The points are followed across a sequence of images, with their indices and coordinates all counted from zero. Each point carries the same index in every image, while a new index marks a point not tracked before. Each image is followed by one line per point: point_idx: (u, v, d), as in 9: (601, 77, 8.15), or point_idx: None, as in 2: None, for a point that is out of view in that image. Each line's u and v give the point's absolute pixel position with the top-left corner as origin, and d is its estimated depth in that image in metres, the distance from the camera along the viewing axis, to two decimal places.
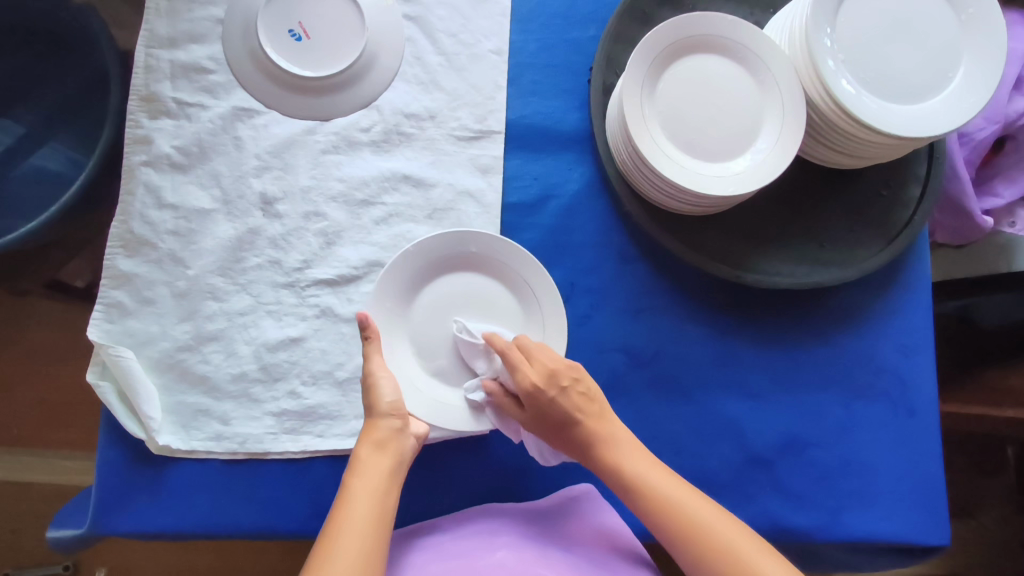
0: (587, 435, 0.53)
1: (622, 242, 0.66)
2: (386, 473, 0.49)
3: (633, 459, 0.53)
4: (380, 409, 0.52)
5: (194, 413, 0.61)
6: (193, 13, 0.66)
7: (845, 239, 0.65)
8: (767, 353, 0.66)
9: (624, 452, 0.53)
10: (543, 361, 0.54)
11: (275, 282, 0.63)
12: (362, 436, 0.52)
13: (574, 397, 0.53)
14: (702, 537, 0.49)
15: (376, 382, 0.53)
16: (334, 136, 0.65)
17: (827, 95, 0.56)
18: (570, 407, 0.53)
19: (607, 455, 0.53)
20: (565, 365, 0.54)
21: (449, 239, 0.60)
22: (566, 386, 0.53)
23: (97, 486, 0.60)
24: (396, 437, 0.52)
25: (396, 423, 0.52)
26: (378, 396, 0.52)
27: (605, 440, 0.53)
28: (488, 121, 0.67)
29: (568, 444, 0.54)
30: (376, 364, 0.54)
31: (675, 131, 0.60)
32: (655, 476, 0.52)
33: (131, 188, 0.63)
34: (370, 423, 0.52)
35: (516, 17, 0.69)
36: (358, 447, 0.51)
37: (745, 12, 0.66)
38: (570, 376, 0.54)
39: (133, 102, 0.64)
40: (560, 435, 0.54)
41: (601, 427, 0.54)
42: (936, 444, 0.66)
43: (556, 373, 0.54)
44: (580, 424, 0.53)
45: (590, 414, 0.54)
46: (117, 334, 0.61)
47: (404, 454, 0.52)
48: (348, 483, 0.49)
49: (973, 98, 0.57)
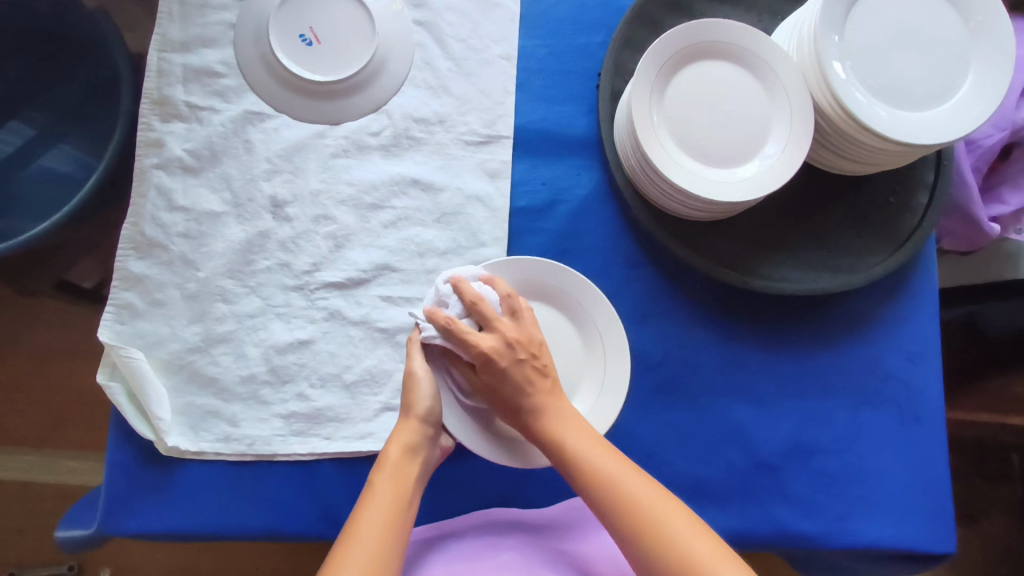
0: (532, 406, 0.51)
1: (631, 246, 0.67)
2: (412, 481, 0.50)
3: (582, 442, 0.50)
4: (418, 410, 0.52)
5: (204, 414, 0.61)
6: (206, 17, 0.66)
7: (855, 246, 0.65)
8: (773, 359, 0.66)
9: (566, 427, 0.51)
10: (502, 331, 0.51)
11: (284, 285, 0.63)
12: (391, 436, 0.52)
13: (528, 370, 0.51)
14: (634, 506, 0.47)
15: (417, 382, 0.53)
16: (344, 140, 0.66)
17: (835, 102, 0.56)
18: (520, 378, 0.51)
19: (547, 427, 0.51)
20: (527, 337, 0.52)
21: (542, 269, 0.59)
22: (521, 357, 0.51)
23: (108, 486, 0.60)
24: (426, 444, 0.53)
25: (429, 431, 0.53)
26: (419, 396, 0.52)
27: (548, 412, 0.51)
28: (497, 125, 0.67)
29: (510, 415, 0.52)
30: (417, 364, 0.53)
31: (684, 138, 0.60)
32: (587, 446, 0.50)
33: (143, 191, 0.63)
34: (404, 424, 0.52)
35: (525, 23, 0.69)
36: (390, 447, 0.51)
37: (753, 19, 0.67)
38: (528, 349, 0.51)
39: (145, 106, 0.65)
40: (505, 407, 0.52)
41: (547, 402, 0.51)
42: (941, 451, 0.66)
43: (515, 344, 0.51)
44: (525, 395, 0.51)
45: (540, 390, 0.51)
46: (128, 335, 0.61)
47: (427, 462, 0.53)
48: (375, 480, 0.50)
49: (981, 105, 0.57)
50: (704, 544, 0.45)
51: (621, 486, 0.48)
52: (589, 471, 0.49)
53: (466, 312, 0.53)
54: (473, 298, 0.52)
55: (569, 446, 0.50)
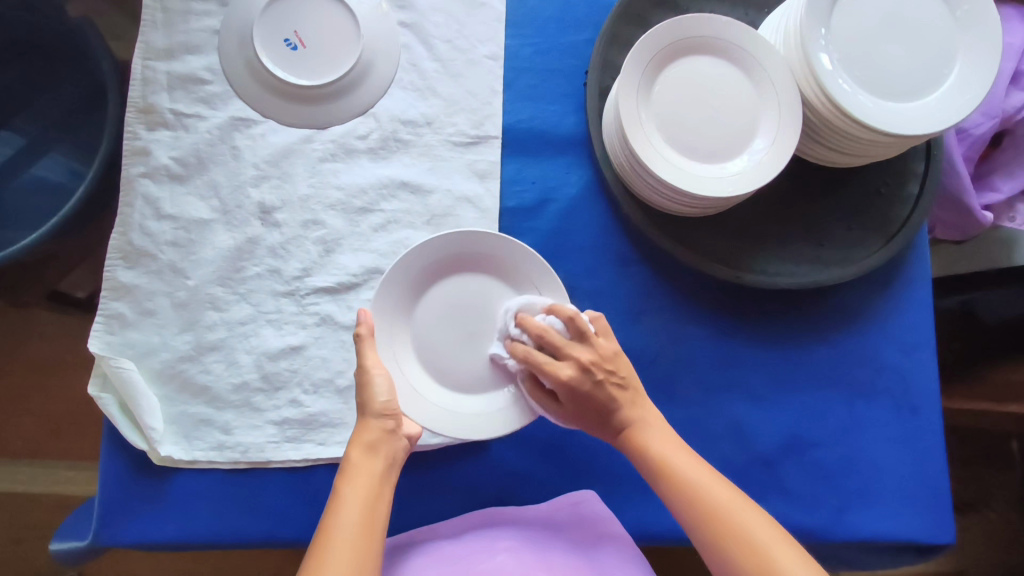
0: (621, 421, 0.53)
1: (622, 243, 0.66)
2: (376, 477, 0.49)
3: (681, 457, 0.52)
4: (373, 408, 0.52)
5: (196, 423, 0.61)
6: (190, 24, 0.66)
7: (845, 238, 0.65)
8: (767, 353, 0.66)
9: (657, 437, 0.53)
10: (578, 356, 0.52)
11: (275, 291, 0.63)
12: (353, 437, 0.51)
13: (610, 388, 0.52)
14: (704, 497, 0.49)
15: (371, 380, 0.52)
16: (332, 144, 0.65)
17: (823, 94, 0.56)
18: (605, 398, 0.52)
19: (638, 439, 0.53)
20: (601, 355, 0.53)
21: (471, 237, 0.59)
22: (601, 378, 0.52)
23: (101, 497, 0.60)
24: (387, 438, 0.51)
25: (387, 424, 0.51)
26: (372, 394, 0.52)
27: (636, 425, 0.53)
28: (485, 126, 0.67)
29: (603, 430, 0.55)
30: (371, 361, 0.53)
31: (671, 134, 0.60)
32: (676, 454, 0.52)
33: (131, 200, 0.63)
34: (363, 423, 0.52)
35: (510, 22, 0.69)
36: (349, 448, 0.50)
37: (740, 13, 0.67)
38: (605, 368, 0.52)
39: (130, 114, 0.64)
40: (598, 424, 0.54)
41: (633, 413, 0.53)
42: (938, 442, 0.66)
43: (591, 366, 0.52)
44: (614, 411, 0.53)
45: (625, 403, 0.53)
46: (118, 345, 0.61)
47: (395, 457, 0.51)
48: (339, 485, 0.49)
49: (969, 94, 0.57)
50: (791, 557, 0.46)
51: (701, 488, 0.50)
52: (666, 470, 0.51)
53: (538, 342, 0.54)
54: (539, 330, 0.54)
55: (659, 453, 0.52)
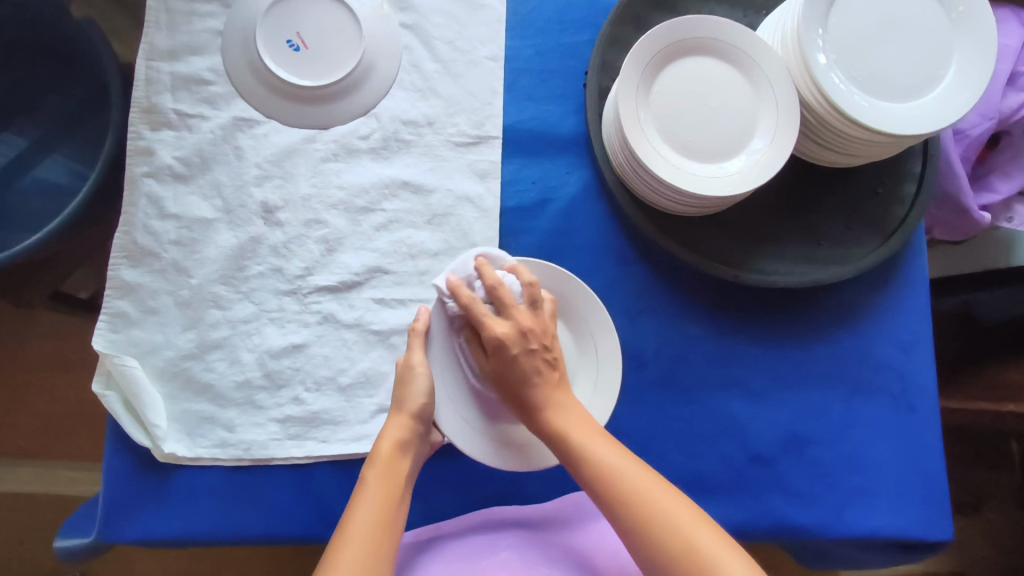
0: (536, 399, 0.50)
1: (622, 242, 0.67)
2: (404, 476, 0.50)
3: (595, 441, 0.48)
4: (411, 407, 0.52)
5: (199, 421, 0.61)
6: (193, 25, 0.67)
7: (843, 238, 0.66)
8: (766, 351, 0.66)
9: (571, 419, 0.50)
10: (518, 319, 0.50)
11: (277, 289, 0.63)
12: (382, 433, 0.52)
13: (539, 361, 0.50)
14: (613, 480, 0.46)
15: (414, 378, 0.53)
16: (334, 144, 0.66)
17: (820, 94, 0.57)
18: (528, 368, 0.50)
19: (553, 423, 0.50)
20: (541, 326, 0.51)
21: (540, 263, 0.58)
22: (533, 348, 0.50)
23: (105, 494, 0.60)
24: (417, 440, 0.53)
25: (419, 428, 0.53)
26: (413, 392, 0.52)
27: (553, 408, 0.50)
28: (486, 126, 0.67)
29: (515, 405, 0.52)
30: (417, 359, 0.54)
31: (670, 135, 0.60)
32: (588, 439, 0.49)
33: (134, 200, 0.64)
34: (395, 420, 0.52)
35: (510, 24, 0.70)
36: (381, 442, 0.51)
37: (739, 14, 0.67)
38: (541, 340, 0.51)
39: (134, 115, 0.65)
40: (511, 398, 0.51)
41: (552, 395, 0.51)
42: (935, 439, 0.66)
43: (529, 332, 0.50)
44: (532, 386, 0.50)
45: (546, 382, 0.51)
46: (122, 343, 0.62)
47: (416, 458, 0.53)
48: (365, 478, 0.50)
49: (965, 95, 0.57)
50: (712, 544, 0.42)
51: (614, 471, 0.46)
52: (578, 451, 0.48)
53: (487, 297, 0.52)
54: (493, 282, 0.51)
55: (573, 436, 0.49)
